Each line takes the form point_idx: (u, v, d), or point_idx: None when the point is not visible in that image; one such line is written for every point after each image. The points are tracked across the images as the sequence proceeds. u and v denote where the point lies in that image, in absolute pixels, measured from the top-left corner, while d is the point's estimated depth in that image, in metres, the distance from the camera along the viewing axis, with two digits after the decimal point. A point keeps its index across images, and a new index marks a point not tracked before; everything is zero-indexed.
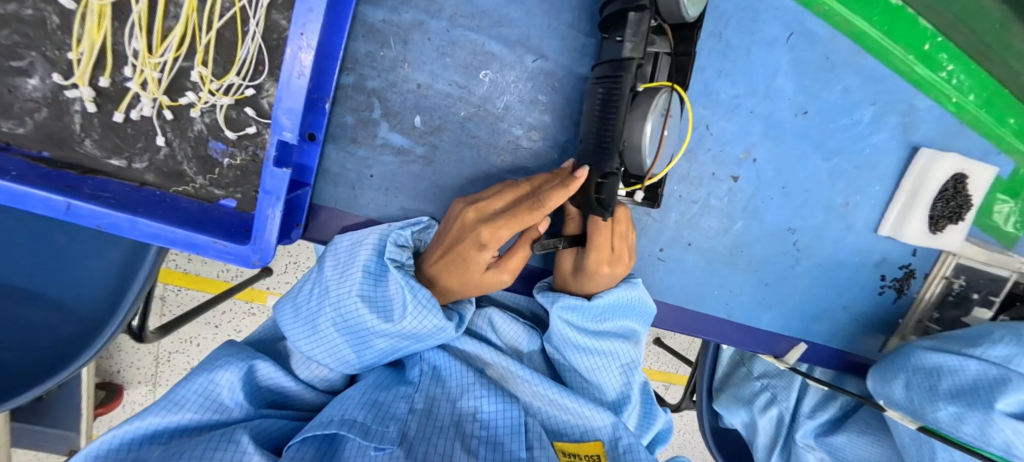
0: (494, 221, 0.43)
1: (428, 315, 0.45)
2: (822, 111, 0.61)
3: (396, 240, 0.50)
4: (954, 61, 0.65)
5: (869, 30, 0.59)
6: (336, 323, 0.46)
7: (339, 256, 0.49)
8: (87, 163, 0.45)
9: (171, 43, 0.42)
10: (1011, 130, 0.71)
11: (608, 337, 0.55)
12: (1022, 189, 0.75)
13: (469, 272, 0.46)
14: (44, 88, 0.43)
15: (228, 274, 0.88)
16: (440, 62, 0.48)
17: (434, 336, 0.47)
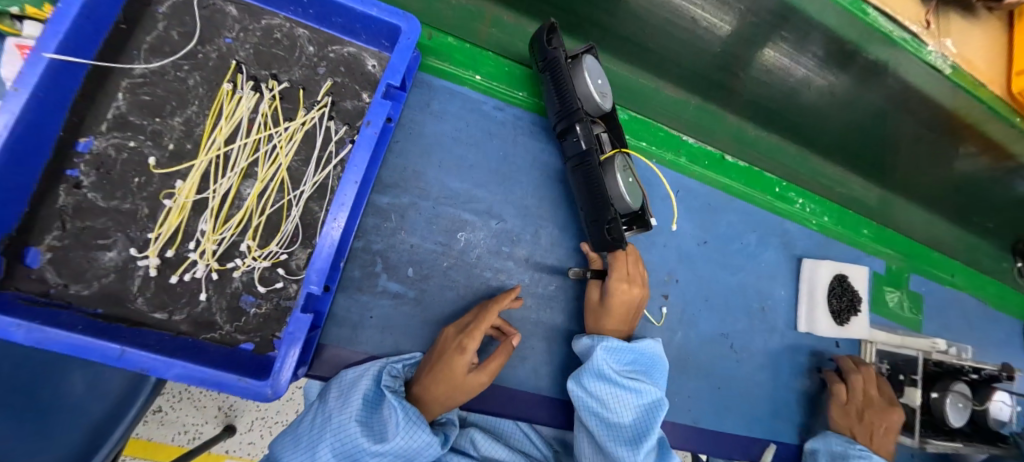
0: (469, 328, 0.57)
1: (418, 431, 0.52)
2: (720, 240, 0.80)
3: (390, 371, 0.58)
4: (802, 197, 0.88)
5: (733, 184, 0.82)
6: (341, 450, 0.51)
7: (343, 386, 0.56)
8: (134, 317, 0.55)
9: (232, 224, 0.56)
10: (869, 237, 0.93)
11: (632, 375, 0.60)
12: (900, 281, 0.95)
13: (454, 376, 0.55)
14: (118, 258, 0.55)
15: (185, 437, 0.77)
16: (428, 228, 0.65)
17: (422, 453, 0.52)
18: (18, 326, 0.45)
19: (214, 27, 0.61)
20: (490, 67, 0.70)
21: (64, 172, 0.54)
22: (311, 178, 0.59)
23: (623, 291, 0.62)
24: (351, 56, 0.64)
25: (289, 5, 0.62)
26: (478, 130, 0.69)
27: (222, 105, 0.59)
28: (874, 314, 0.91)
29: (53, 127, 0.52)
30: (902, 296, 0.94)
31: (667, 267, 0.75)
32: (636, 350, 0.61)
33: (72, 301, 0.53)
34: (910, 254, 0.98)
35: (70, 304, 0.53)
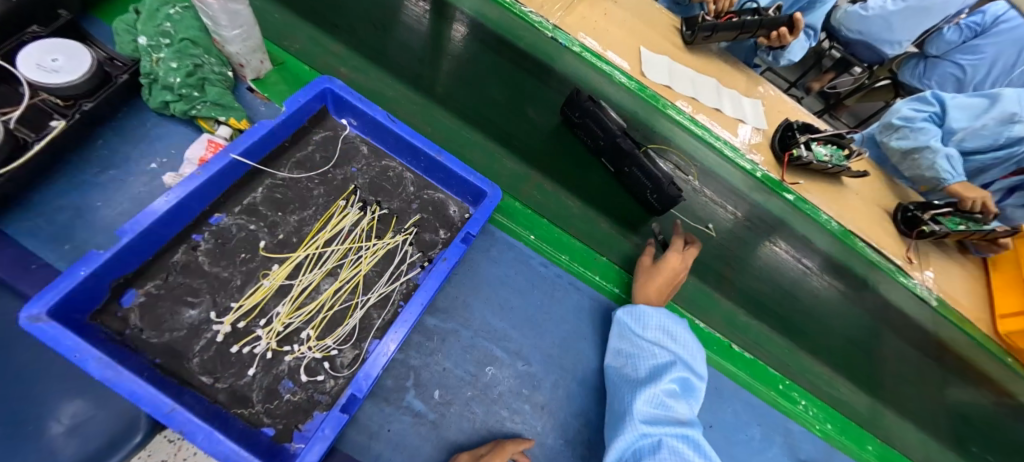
0: (482, 460, 0.60)
1: None
2: (724, 428, 0.83)
3: None
4: (804, 397, 0.92)
5: (741, 375, 0.88)
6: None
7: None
8: (183, 375, 0.58)
9: (304, 312, 0.65)
10: (875, 454, 0.92)
11: (652, 350, 0.72)
12: None
13: None
14: (196, 318, 0.62)
15: None
16: (462, 355, 0.71)
17: None
18: (99, 359, 0.51)
19: (346, 158, 0.79)
20: (543, 230, 0.85)
21: (190, 236, 0.66)
22: (380, 289, 0.69)
23: (675, 261, 0.82)
24: (440, 201, 0.80)
25: (407, 156, 0.81)
26: (524, 278, 0.80)
27: (332, 215, 0.73)
28: None
29: (202, 202, 0.67)
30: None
31: None
32: (653, 319, 0.74)
33: (140, 346, 0.58)
34: None
35: (137, 348, 0.58)
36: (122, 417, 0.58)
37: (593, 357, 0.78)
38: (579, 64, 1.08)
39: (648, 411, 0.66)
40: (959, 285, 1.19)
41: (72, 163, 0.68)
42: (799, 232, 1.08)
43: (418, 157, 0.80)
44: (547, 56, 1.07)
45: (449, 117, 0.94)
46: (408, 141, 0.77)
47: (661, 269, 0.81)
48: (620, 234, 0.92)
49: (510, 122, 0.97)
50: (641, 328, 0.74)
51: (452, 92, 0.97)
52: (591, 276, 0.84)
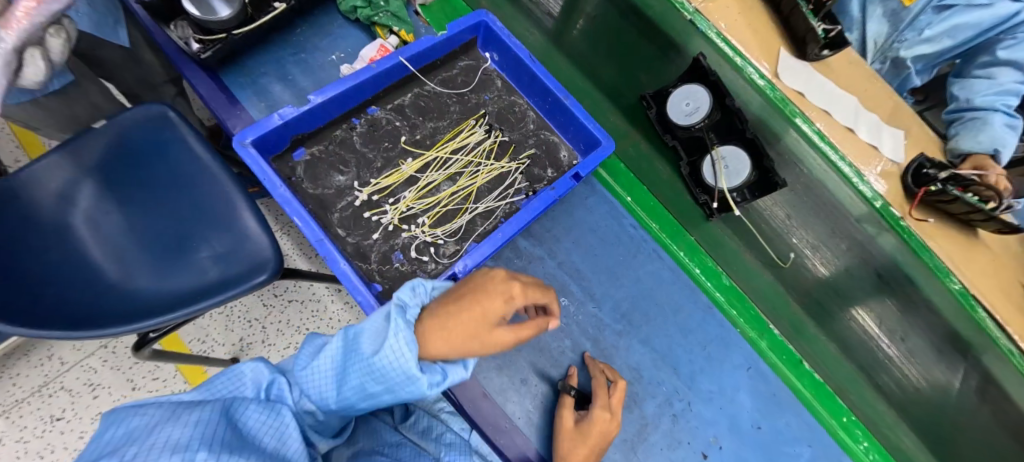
0: None
1: None
2: (773, 432, 0.81)
3: None
4: (868, 439, 0.83)
5: (805, 393, 0.84)
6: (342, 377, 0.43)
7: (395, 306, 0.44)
8: (328, 224, 0.72)
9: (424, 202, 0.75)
10: None
11: None
12: None
13: None
14: (343, 183, 0.75)
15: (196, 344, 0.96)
16: (541, 281, 0.78)
17: None
18: (282, 187, 0.66)
19: (483, 87, 0.88)
20: (640, 195, 0.88)
21: (351, 118, 0.79)
22: (487, 203, 0.78)
23: (602, 419, 0.63)
24: (553, 144, 0.87)
25: (536, 96, 0.87)
26: (612, 232, 0.84)
27: (461, 130, 0.83)
28: None
29: (365, 94, 0.79)
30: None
31: (715, 428, 0.78)
32: None
33: (301, 194, 0.73)
34: None
35: (299, 194, 0.73)
36: (253, 255, 0.77)
37: (658, 322, 0.81)
38: (693, 57, 0.70)
39: None
40: None
41: (278, 40, 0.84)
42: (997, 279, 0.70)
43: (545, 99, 0.86)
44: (674, 34, 0.70)
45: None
46: (542, 80, 0.83)
47: (590, 431, 0.62)
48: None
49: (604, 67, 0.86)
50: None
51: None
52: (675, 250, 0.86)
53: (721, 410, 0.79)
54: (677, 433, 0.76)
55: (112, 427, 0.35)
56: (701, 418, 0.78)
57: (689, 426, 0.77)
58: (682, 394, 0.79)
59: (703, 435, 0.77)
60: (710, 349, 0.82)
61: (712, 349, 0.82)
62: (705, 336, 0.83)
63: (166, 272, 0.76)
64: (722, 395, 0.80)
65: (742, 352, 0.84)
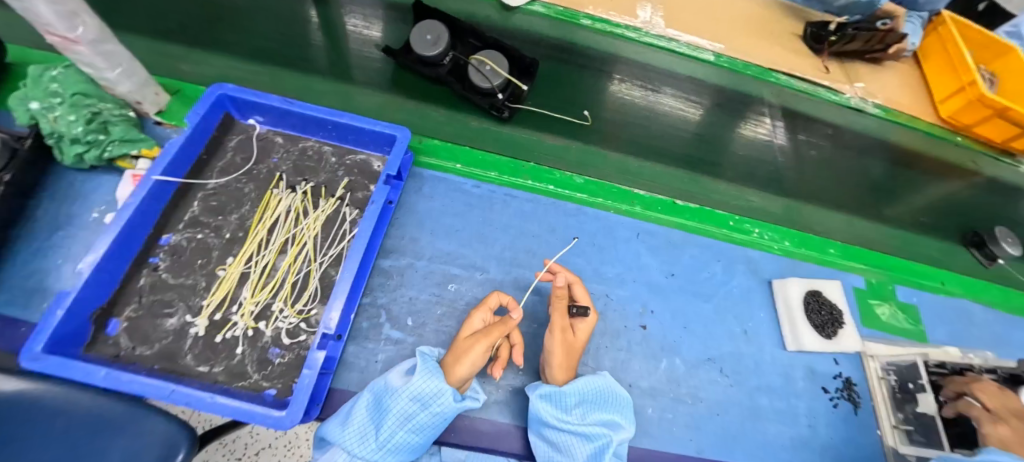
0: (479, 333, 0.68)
1: (432, 375, 0.61)
2: (684, 271, 0.89)
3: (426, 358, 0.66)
4: (757, 226, 0.97)
5: (688, 224, 0.93)
6: (368, 441, 0.60)
7: (419, 384, 0.60)
8: (181, 371, 0.65)
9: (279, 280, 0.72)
10: (835, 255, 0.99)
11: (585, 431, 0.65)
12: (884, 293, 0.99)
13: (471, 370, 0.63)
14: (177, 324, 0.69)
15: None
16: (422, 283, 0.78)
17: (437, 400, 0.60)
18: (99, 371, 0.58)
19: (266, 152, 0.85)
20: (467, 157, 0.90)
21: (149, 259, 0.73)
22: (331, 252, 0.76)
23: (587, 321, 0.71)
24: (363, 161, 0.85)
25: (320, 131, 0.86)
26: (461, 203, 0.86)
27: (268, 203, 0.79)
28: (864, 327, 0.93)
29: (144, 231, 0.72)
30: (892, 309, 0.97)
31: (640, 299, 0.84)
32: (586, 407, 0.67)
33: (133, 361, 0.65)
34: (891, 268, 1.02)
35: (134, 363, 0.65)
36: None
37: (543, 250, 0.85)
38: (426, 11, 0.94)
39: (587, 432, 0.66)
40: (895, 88, 1.36)
41: (20, 234, 0.74)
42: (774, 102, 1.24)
43: (327, 128, 0.84)
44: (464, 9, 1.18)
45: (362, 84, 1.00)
46: (312, 115, 0.81)
47: (579, 331, 0.70)
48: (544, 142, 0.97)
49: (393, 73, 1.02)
50: (571, 418, 0.66)
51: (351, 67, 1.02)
52: (524, 182, 0.89)
53: (635, 282, 0.85)
54: (610, 325, 0.81)
55: None
56: (622, 299, 0.84)
57: (617, 312, 0.82)
58: (598, 292, 0.83)
59: (633, 311, 0.83)
60: (598, 241, 0.88)
61: (599, 240, 0.88)
62: (587, 235, 0.88)
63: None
64: (629, 270, 0.86)
65: (625, 226, 0.90)
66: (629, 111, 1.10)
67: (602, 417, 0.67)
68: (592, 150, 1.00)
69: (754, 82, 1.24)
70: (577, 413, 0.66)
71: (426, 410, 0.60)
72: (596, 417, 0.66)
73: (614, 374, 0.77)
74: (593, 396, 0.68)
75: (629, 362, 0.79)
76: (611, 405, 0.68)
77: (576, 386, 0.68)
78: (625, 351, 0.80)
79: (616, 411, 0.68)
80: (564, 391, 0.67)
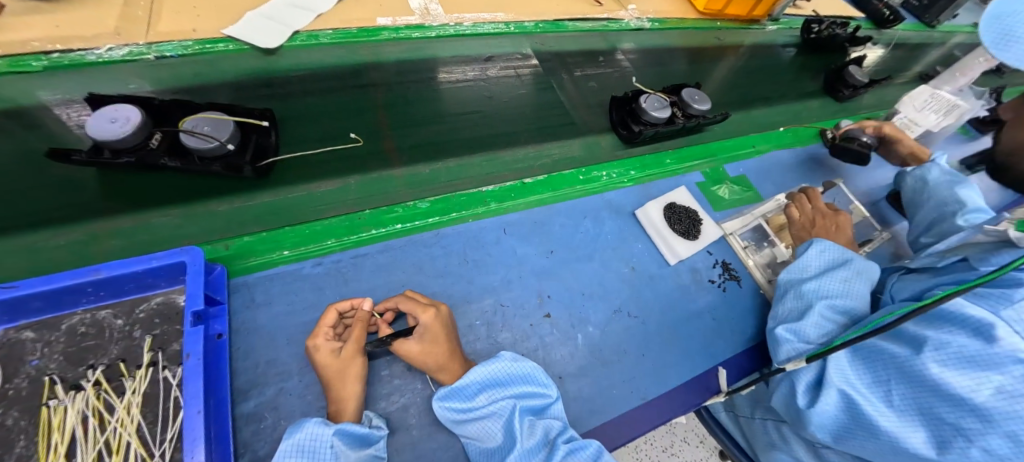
0: (344, 352, 0.63)
1: (301, 428, 0.55)
2: (560, 243, 0.90)
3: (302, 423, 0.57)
4: (602, 169, 1.03)
5: (544, 197, 0.94)
6: None
7: (298, 444, 0.53)
8: None
9: None
10: (673, 163, 1.11)
11: (499, 408, 0.66)
12: (720, 177, 1.13)
13: (346, 388, 0.62)
14: None
15: None
16: (304, 402, 0.66)
17: (324, 443, 0.54)
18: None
19: (15, 359, 0.62)
20: (293, 238, 0.78)
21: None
22: (168, 434, 0.60)
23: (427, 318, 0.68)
24: (162, 305, 0.69)
25: (80, 298, 0.66)
26: (308, 291, 0.75)
27: (49, 422, 0.59)
28: (718, 212, 1.05)
29: None
30: (729, 186, 1.11)
31: (534, 290, 0.83)
32: (488, 386, 0.68)
33: None
34: (715, 152, 1.17)
35: None
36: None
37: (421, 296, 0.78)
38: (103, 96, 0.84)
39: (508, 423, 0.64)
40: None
41: None
42: (569, 49, 1.32)
43: (88, 292, 0.65)
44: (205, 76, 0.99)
45: (145, 213, 0.82)
46: (56, 287, 0.62)
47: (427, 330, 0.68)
48: (376, 195, 0.93)
49: (163, 193, 0.85)
50: (473, 408, 0.66)
51: (108, 202, 0.82)
52: (368, 234, 0.81)
53: (523, 277, 0.84)
54: (518, 332, 0.79)
55: None
56: (518, 298, 0.82)
57: (520, 315, 0.80)
58: (493, 306, 0.80)
59: (533, 304, 0.82)
60: (470, 255, 0.84)
61: (472, 255, 0.84)
62: (459, 255, 0.83)
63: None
64: (513, 269, 0.84)
65: (490, 229, 0.88)
66: (394, 122, 1.07)
67: (518, 391, 0.67)
68: (373, 176, 0.96)
69: (547, 38, 1.31)
70: (489, 401, 0.66)
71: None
72: (514, 394, 0.67)
73: None
74: (493, 379, 0.68)
75: (551, 354, 0.78)
76: (523, 375, 0.69)
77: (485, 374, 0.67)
78: (543, 347, 0.78)
79: (523, 380, 0.69)
80: (459, 385, 0.66)
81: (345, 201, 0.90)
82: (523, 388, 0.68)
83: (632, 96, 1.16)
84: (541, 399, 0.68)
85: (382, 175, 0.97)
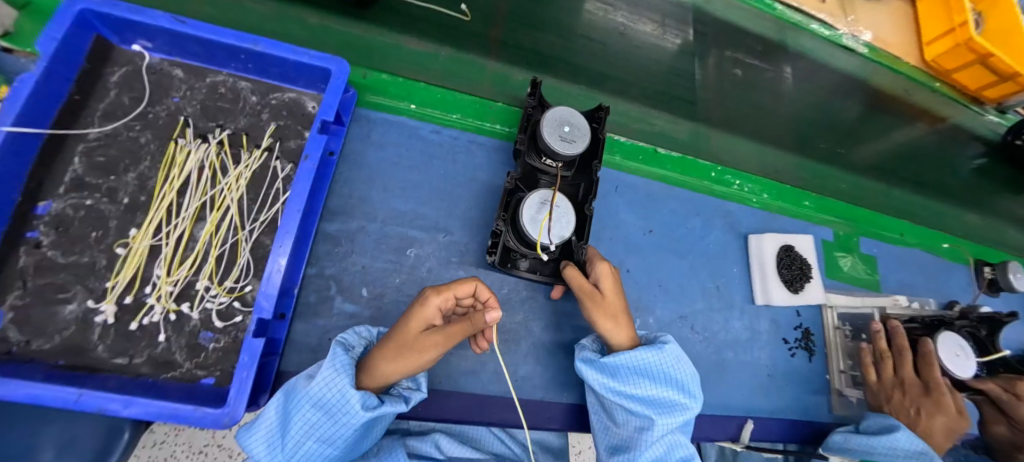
0: (443, 330, 0.50)
1: (340, 375, 0.47)
2: (662, 227, 0.85)
3: (361, 331, 0.58)
4: (738, 178, 0.95)
5: (671, 174, 0.89)
6: (265, 447, 0.49)
7: (321, 399, 0.47)
8: (92, 365, 0.54)
9: (212, 239, 0.61)
10: (810, 208, 1.01)
11: (645, 383, 0.57)
12: (850, 246, 1.03)
13: (409, 359, 0.49)
14: (78, 310, 0.56)
15: None
16: (378, 248, 0.69)
17: (343, 411, 0.47)
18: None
19: (162, 90, 0.67)
20: (423, 96, 0.77)
21: (24, 234, 0.57)
22: (261, 216, 0.64)
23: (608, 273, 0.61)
24: (293, 101, 0.70)
25: (230, 61, 0.68)
26: (417, 152, 0.74)
27: (173, 157, 0.64)
28: (829, 279, 0.97)
29: (8, 196, 0.55)
30: (855, 260, 1.02)
31: (617, 258, 0.80)
32: (632, 364, 0.58)
33: (30, 357, 0.53)
34: (857, 219, 1.07)
35: (30, 359, 0.53)
36: (100, 429, 0.54)
37: None
38: None
39: (647, 395, 0.57)
40: None
41: None
42: None
43: (239, 59, 0.67)
44: None
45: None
46: (218, 40, 0.63)
47: (610, 296, 0.60)
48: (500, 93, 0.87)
49: None
50: (620, 371, 0.59)
51: None
52: (491, 127, 0.79)
53: (613, 240, 0.80)
54: None
55: None
56: (601, 258, 0.79)
57: None
58: None
59: None
60: None
61: None
62: None
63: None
64: (608, 228, 0.81)
65: (605, 179, 0.83)
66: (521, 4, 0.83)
67: (659, 390, 0.57)
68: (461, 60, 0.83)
69: None
70: (634, 374, 0.57)
71: (333, 419, 0.47)
72: (653, 391, 0.57)
73: None
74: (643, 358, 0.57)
75: None
76: (678, 373, 0.58)
77: (626, 355, 0.58)
78: None
79: (647, 355, 0.58)
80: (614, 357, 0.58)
81: (427, 72, 0.83)
82: (657, 360, 0.57)
83: (510, 217, 0.65)
84: (663, 362, 0.58)
85: (474, 62, 0.86)
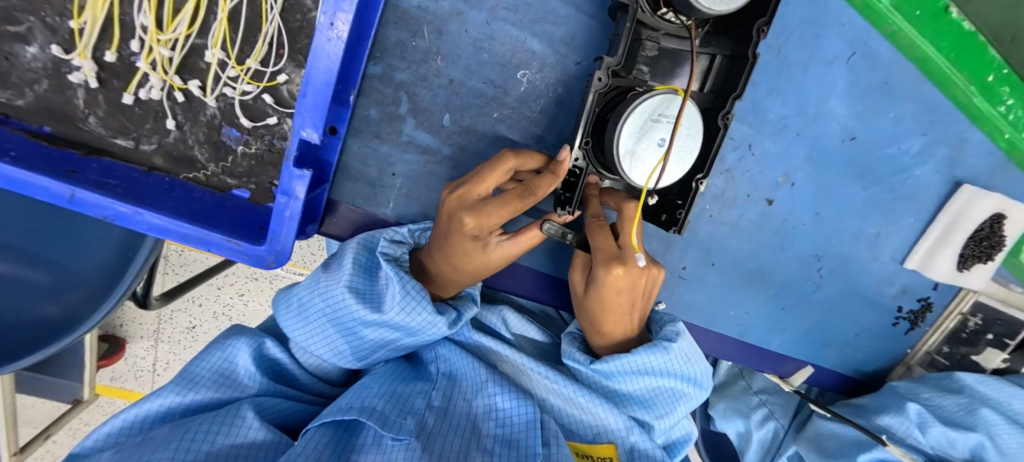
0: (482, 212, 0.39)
1: (416, 308, 0.44)
2: (873, 138, 0.57)
3: (391, 236, 0.49)
4: (1016, 94, 0.61)
5: (935, 56, 0.55)
6: (332, 346, 0.47)
7: (402, 324, 0.44)
8: (92, 142, 0.39)
9: None
10: None
11: (649, 378, 0.50)
12: None
13: (462, 266, 0.45)
14: (43, 56, 0.37)
15: None
16: (475, 57, 0.45)
17: (426, 330, 0.46)
18: None
19: None
20: None
21: None
22: None
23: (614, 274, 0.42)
24: None
25: None
26: None
27: None
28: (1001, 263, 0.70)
29: None
30: None
31: (788, 164, 0.57)
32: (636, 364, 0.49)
33: (6, 113, 0.37)
34: None
35: (7, 117, 0.37)
36: None
37: None
38: None
39: (646, 387, 0.51)
40: None
41: None
42: None
43: None
44: None
45: None
46: None
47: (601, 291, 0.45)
48: None
49: None
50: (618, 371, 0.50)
51: None
52: None
53: (798, 136, 0.55)
54: (730, 189, 0.57)
55: (200, 362, 0.49)
56: (768, 156, 0.56)
57: (748, 175, 0.57)
58: (738, 138, 0.54)
59: (769, 178, 0.57)
60: (787, 51, 0.51)
61: (789, 50, 0.51)
62: (776, 36, 0.50)
63: (56, 260, 0.52)
64: (802, 117, 0.54)
65: (842, 33, 0.51)
66: None
67: (662, 383, 0.50)
68: None
69: None
70: (641, 372, 0.50)
71: (412, 336, 0.46)
72: (654, 385, 0.50)
73: (700, 248, 0.60)
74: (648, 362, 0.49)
75: (730, 238, 0.60)
76: (689, 369, 0.51)
77: (624, 359, 0.49)
78: (730, 226, 0.59)
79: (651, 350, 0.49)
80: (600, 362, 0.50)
81: None
82: (667, 358, 0.49)
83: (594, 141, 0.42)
84: (678, 355, 0.50)
85: None
